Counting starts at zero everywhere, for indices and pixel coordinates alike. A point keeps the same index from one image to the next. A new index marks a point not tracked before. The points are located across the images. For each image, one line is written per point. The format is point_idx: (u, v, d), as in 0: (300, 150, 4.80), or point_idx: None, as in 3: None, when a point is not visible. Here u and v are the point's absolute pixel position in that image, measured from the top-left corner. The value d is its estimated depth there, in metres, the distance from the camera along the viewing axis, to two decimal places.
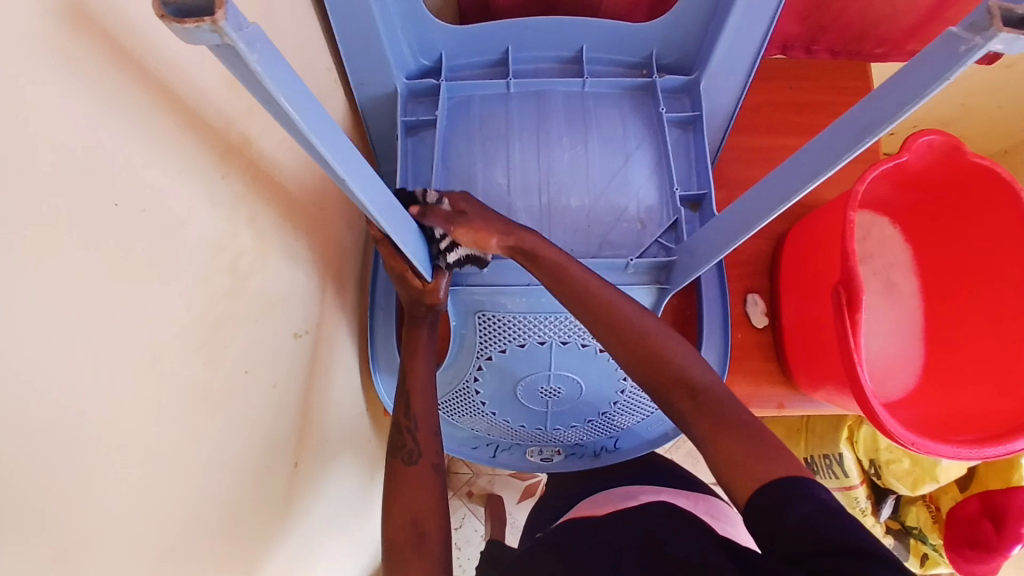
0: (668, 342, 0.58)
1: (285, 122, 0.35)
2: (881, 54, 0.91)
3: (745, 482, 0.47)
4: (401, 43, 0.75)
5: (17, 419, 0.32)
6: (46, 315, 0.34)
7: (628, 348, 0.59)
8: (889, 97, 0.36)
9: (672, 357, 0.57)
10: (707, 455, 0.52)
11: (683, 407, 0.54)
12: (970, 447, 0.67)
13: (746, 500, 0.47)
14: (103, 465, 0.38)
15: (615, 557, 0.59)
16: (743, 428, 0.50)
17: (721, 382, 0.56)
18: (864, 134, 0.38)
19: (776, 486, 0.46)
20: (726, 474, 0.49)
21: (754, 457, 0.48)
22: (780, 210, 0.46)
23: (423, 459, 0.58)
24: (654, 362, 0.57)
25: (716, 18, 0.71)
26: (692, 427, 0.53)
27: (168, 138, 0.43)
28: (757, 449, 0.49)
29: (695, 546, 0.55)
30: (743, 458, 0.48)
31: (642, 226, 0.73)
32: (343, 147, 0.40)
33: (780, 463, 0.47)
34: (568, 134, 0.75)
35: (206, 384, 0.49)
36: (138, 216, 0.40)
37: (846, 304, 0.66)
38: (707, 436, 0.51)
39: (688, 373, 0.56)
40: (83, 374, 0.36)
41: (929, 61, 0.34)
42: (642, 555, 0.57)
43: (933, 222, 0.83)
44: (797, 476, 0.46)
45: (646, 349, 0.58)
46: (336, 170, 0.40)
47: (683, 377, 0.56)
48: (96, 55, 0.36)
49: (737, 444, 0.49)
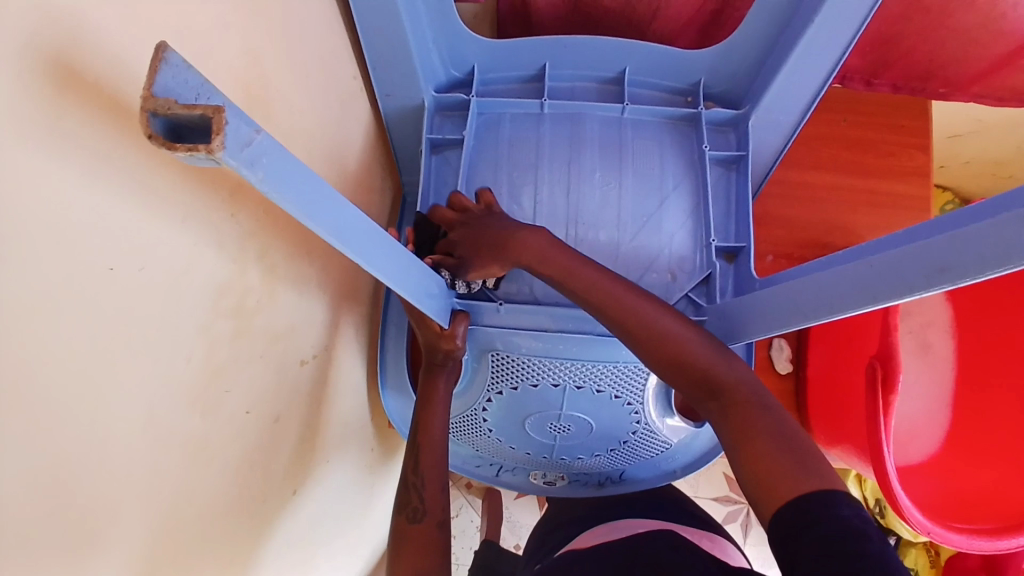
0: (696, 340, 0.54)
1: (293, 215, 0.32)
2: (943, 95, 0.82)
3: (769, 498, 0.43)
4: (431, 53, 0.70)
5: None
6: (33, 409, 0.31)
7: (656, 345, 0.54)
8: (972, 246, 0.33)
9: (700, 356, 0.53)
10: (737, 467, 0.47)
11: (714, 408, 0.51)
12: (984, 539, 0.68)
13: (772, 515, 0.42)
14: (90, 539, 0.37)
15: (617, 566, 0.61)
16: (777, 434, 0.46)
17: (752, 379, 0.51)
18: (940, 277, 0.35)
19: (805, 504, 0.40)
20: (755, 490, 0.44)
21: (788, 471, 0.43)
22: (829, 317, 0.43)
23: (428, 519, 0.58)
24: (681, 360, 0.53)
25: (774, 54, 0.66)
26: (723, 431, 0.49)
27: (170, 187, 0.39)
28: (786, 450, 0.45)
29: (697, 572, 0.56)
30: (769, 467, 0.44)
31: (672, 276, 0.69)
32: (362, 230, 0.38)
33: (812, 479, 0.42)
34: (602, 168, 0.71)
35: (204, 435, 0.47)
36: (136, 277, 0.37)
37: (880, 381, 0.62)
38: (738, 441, 0.47)
39: (718, 371, 0.52)
40: (72, 454, 0.34)
41: None
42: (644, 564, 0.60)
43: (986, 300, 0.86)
44: (826, 491, 0.41)
45: (680, 351, 0.53)
46: (351, 254, 0.37)
47: (713, 375, 0.52)
48: (92, 111, 0.32)
49: (766, 453, 0.45)
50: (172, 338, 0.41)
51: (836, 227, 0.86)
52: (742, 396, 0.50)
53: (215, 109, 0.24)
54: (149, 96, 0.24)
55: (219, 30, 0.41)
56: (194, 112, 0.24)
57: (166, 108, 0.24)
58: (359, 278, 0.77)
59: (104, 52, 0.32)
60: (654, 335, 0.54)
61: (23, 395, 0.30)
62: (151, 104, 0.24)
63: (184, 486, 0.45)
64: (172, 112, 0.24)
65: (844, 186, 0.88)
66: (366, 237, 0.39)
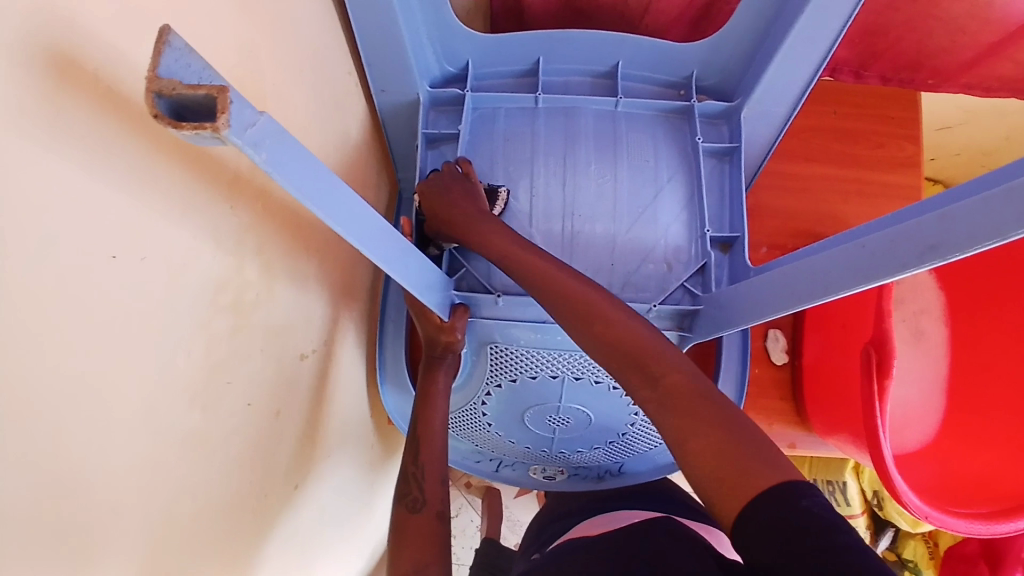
0: (639, 327, 0.51)
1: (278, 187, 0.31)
2: (932, 85, 0.83)
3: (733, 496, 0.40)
4: (425, 49, 0.70)
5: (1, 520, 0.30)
6: (35, 397, 0.31)
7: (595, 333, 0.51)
8: (963, 223, 0.33)
9: (645, 343, 0.49)
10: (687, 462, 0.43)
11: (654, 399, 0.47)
12: (982, 521, 0.69)
13: (736, 517, 0.40)
14: (91, 531, 0.37)
15: (615, 555, 0.61)
16: (733, 431, 0.43)
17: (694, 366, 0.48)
18: (931, 255, 0.35)
19: (768, 499, 0.39)
20: (711, 488, 0.41)
21: (747, 464, 0.41)
22: (823, 300, 0.44)
23: (427, 508, 0.58)
24: (625, 347, 0.50)
25: (765, 45, 0.67)
26: (668, 424, 0.45)
27: (168, 179, 0.39)
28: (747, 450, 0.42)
29: (697, 561, 0.55)
30: (731, 467, 0.41)
31: (668, 268, 0.69)
32: (369, 222, 0.40)
33: (776, 471, 0.40)
34: (596, 161, 0.72)
35: (205, 428, 0.47)
36: (136, 268, 0.37)
37: (875, 366, 0.63)
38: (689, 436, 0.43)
39: (662, 358, 0.48)
40: (74, 445, 0.34)
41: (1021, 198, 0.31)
42: (643, 552, 0.59)
43: (978, 285, 0.87)
44: (791, 483, 0.39)
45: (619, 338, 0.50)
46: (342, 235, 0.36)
47: (657, 363, 0.48)
48: (89, 99, 0.32)
49: (724, 454, 0.42)
50: (171, 329, 0.41)
51: (829, 218, 0.87)
52: (683, 387, 0.46)
53: (220, 88, 0.25)
54: (154, 77, 0.24)
55: (216, 22, 0.41)
56: (199, 92, 0.25)
57: (171, 88, 0.25)
58: (357, 275, 0.78)
59: (99, 43, 0.32)
60: (593, 321, 0.52)
61: (25, 383, 0.30)
62: (156, 85, 0.24)
63: (186, 480, 0.45)
64: (177, 93, 0.25)
65: (836, 177, 0.89)
66: (371, 230, 0.40)
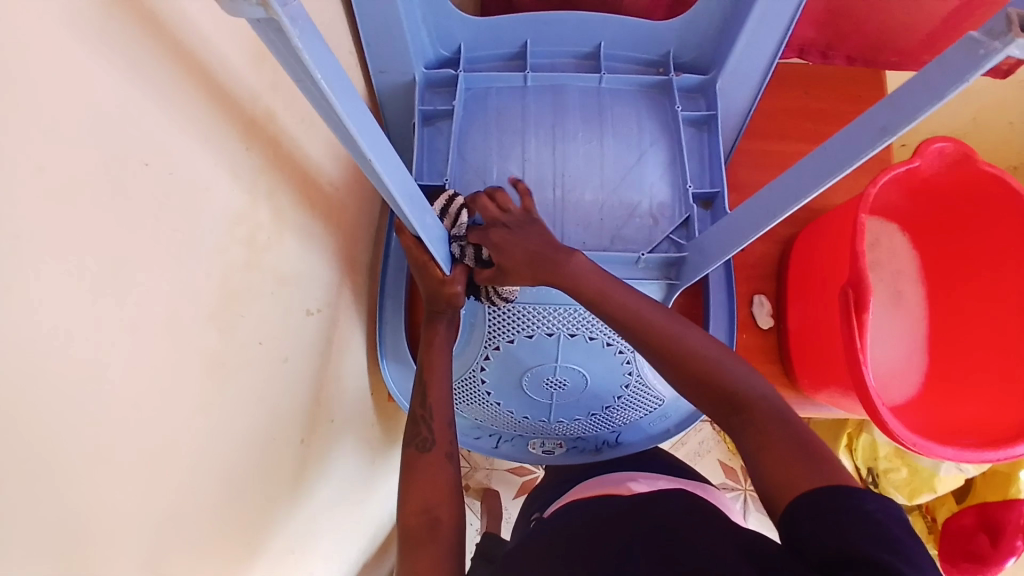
0: (727, 360, 0.58)
1: (301, 77, 0.35)
2: (896, 63, 0.90)
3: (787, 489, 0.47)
4: (421, 32, 0.75)
5: (29, 377, 0.32)
6: (72, 270, 0.34)
7: (684, 361, 0.58)
8: (908, 99, 0.38)
9: (730, 376, 0.56)
10: (754, 470, 0.51)
11: (735, 423, 0.54)
12: (971, 450, 0.71)
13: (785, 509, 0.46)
14: (117, 421, 0.39)
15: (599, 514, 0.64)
16: (797, 444, 0.49)
17: (776, 397, 0.55)
18: (882, 135, 0.40)
19: (809, 495, 0.45)
20: (768, 487, 0.49)
21: (802, 468, 0.47)
22: (796, 206, 0.48)
23: (437, 447, 0.60)
24: (710, 377, 0.57)
25: (734, 19, 0.72)
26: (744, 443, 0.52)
27: (193, 105, 0.42)
28: (803, 459, 0.48)
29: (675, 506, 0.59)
30: (787, 466, 0.48)
31: (654, 222, 0.74)
32: (378, 143, 0.43)
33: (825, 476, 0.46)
34: (583, 130, 0.76)
35: (220, 352, 0.49)
36: (164, 179, 0.40)
37: (853, 305, 0.67)
38: (757, 451, 0.51)
39: (742, 390, 0.55)
40: (105, 330, 0.37)
41: (950, 62, 0.35)
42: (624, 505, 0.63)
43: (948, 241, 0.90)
44: (838, 485, 0.45)
45: (705, 370, 0.57)
46: (351, 133, 0.39)
47: (737, 393, 0.55)
48: (129, 14, 0.35)
49: (783, 458, 0.49)
50: (193, 248, 0.44)
51: None
52: (761, 410, 0.53)
53: None
54: None
55: None
56: None
57: None
58: (356, 250, 0.81)
59: None
60: (680, 353, 0.59)
61: (64, 255, 0.33)
62: None
63: (200, 402, 0.48)
64: None
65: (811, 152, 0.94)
66: (377, 141, 0.43)
